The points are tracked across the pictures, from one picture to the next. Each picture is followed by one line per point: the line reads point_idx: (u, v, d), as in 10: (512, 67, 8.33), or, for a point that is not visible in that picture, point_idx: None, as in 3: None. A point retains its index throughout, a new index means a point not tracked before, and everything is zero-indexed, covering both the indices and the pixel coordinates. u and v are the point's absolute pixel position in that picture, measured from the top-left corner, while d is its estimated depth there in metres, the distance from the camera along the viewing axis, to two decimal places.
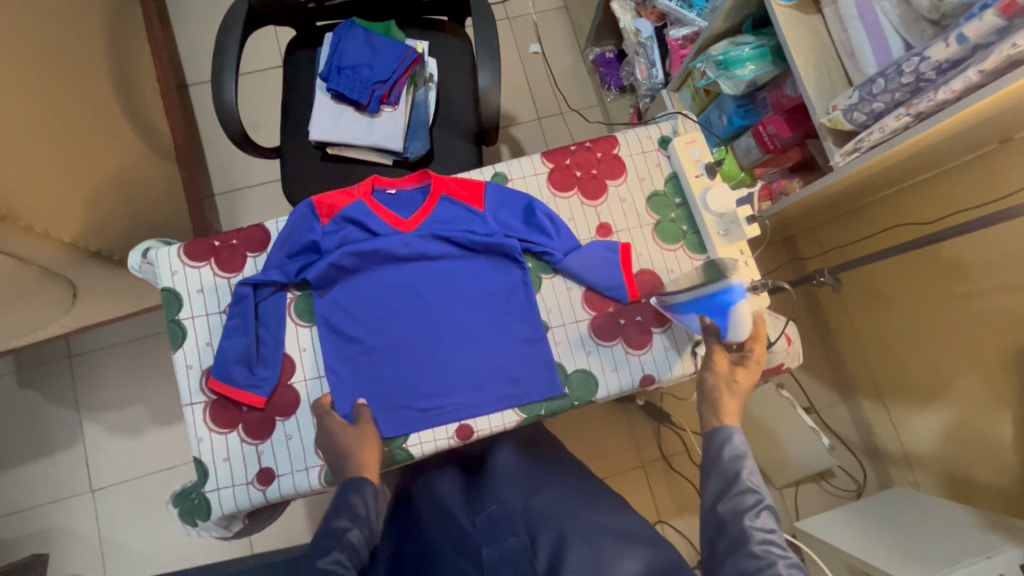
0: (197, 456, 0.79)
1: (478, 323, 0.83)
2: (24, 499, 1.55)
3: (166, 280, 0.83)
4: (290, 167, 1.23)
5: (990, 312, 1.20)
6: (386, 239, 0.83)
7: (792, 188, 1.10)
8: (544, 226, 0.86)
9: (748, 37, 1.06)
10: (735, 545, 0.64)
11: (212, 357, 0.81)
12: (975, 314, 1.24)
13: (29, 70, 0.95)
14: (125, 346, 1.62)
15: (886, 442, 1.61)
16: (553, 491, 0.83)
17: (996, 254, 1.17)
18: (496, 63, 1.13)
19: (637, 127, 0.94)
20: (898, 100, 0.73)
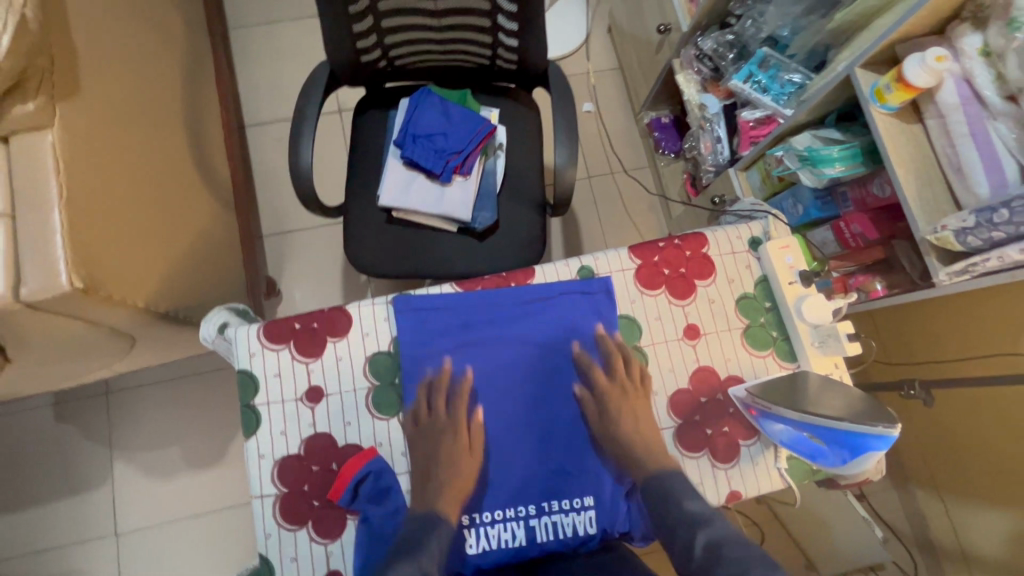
0: (264, 553, 0.75)
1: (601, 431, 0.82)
2: (49, 539, 1.51)
3: (244, 361, 0.80)
4: (355, 228, 1.23)
5: None
6: (513, 409, 0.81)
7: (871, 287, 1.05)
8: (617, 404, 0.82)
9: (834, 134, 1.04)
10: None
11: (286, 446, 0.78)
12: None
13: (118, 132, 0.96)
14: (164, 386, 1.60)
15: (941, 539, 1.53)
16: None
17: None
18: (573, 140, 1.13)
19: (727, 226, 0.91)
20: (1022, 233, 0.71)
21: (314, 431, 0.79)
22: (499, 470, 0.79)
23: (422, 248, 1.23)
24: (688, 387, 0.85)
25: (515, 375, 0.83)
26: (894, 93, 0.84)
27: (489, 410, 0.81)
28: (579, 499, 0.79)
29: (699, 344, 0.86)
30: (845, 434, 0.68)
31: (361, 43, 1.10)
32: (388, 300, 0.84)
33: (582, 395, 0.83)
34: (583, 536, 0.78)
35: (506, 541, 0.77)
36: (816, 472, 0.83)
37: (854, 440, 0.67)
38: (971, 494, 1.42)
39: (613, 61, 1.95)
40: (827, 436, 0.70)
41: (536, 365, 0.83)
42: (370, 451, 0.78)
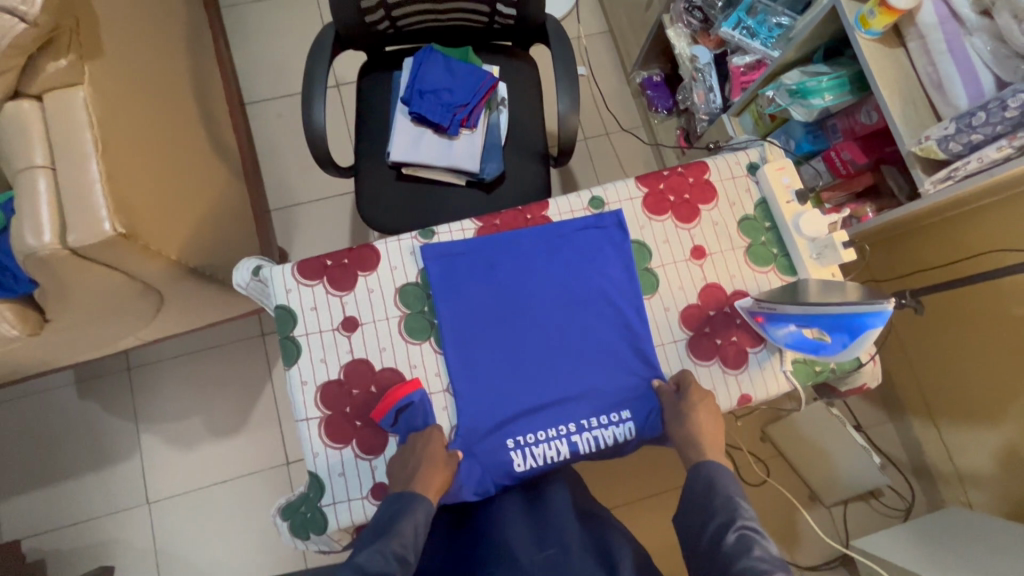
0: (314, 470, 0.81)
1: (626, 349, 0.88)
2: (82, 510, 1.56)
3: (281, 297, 0.85)
4: (367, 187, 1.27)
5: None
6: (543, 337, 0.87)
7: (863, 212, 1.13)
8: (638, 324, 0.88)
9: (822, 68, 1.10)
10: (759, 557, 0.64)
11: (327, 373, 0.84)
12: None
13: (138, 95, 0.99)
14: (184, 359, 1.64)
15: (937, 462, 1.61)
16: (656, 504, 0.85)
17: None
18: (574, 88, 1.17)
19: (725, 153, 0.97)
20: (998, 132, 0.78)
21: (352, 357, 0.84)
22: (537, 393, 0.85)
23: (433, 202, 1.28)
24: (697, 302, 0.91)
25: (544, 306, 0.88)
26: (878, 18, 0.90)
27: (518, 338, 0.87)
28: (616, 414, 0.85)
29: (706, 263, 0.92)
30: (843, 318, 0.73)
31: (364, 3, 1.14)
32: (412, 236, 0.89)
33: (610, 320, 0.89)
34: (621, 443, 0.86)
35: (550, 458, 0.83)
36: (818, 373, 0.89)
37: (854, 322, 0.73)
38: (962, 416, 1.49)
39: (603, 25, 1.99)
40: (828, 324, 0.75)
41: (560, 295, 0.89)
42: (412, 381, 0.82)
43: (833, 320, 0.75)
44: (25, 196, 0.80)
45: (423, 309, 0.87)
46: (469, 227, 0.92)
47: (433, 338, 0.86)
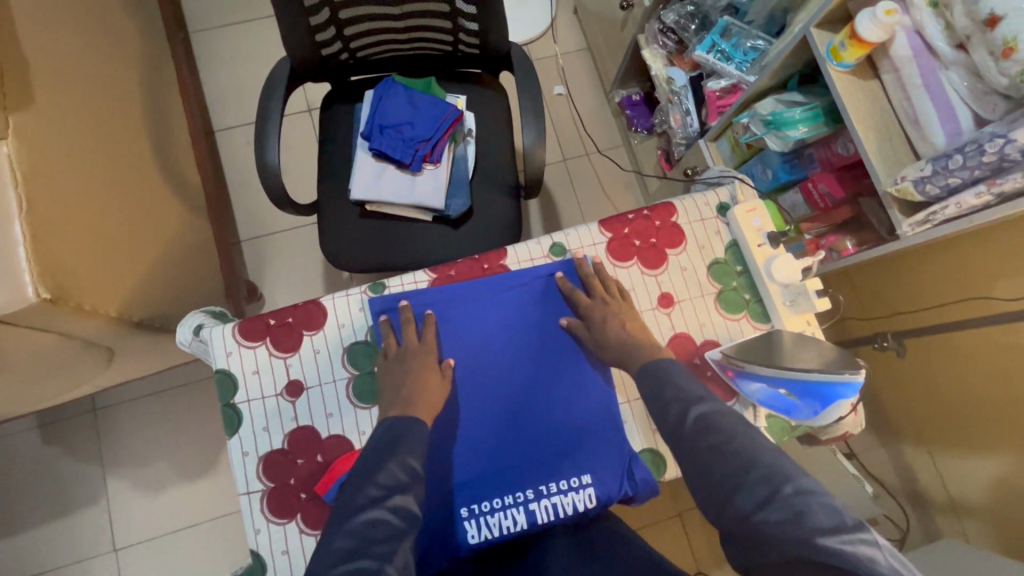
0: (255, 549, 0.76)
1: (588, 408, 0.82)
2: (46, 559, 1.50)
3: (221, 361, 0.80)
4: (329, 224, 1.22)
5: None
6: (500, 394, 0.82)
7: (843, 246, 1.08)
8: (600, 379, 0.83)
9: (797, 97, 1.05)
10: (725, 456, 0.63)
11: (270, 442, 0.79)
12: None
13: (77, 143, 0.94)
14: (151, 399, 1.59)
15: (931, 490, 1.55)
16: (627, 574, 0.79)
17: None
18: (539, 120, 1.12)
19: (694, 193, 0.92)
20: (977, 177, 0.72)
21: (297, 424, 0.79)
22: (493, 456, 0.80)
23: (398, 240, 1.23)
24: (665, 354, 0.86)
25: (502, 362, 0.83)
26: (849, 50, 0.86)
27: (474, 395, 0.81)
28: (577, 479, 0.79)
29: (674, 312, 0.87)
30: (816, 384, 0.71)
31: (319, 37, 1.09)
32: (361, 291, 0.84)
33: (570, 374, 0.83)
34: (584, 513, 0.79)
35: (507, 528, 0.78)
36: (795, 428, 0.85)
37: (819, 389, 0.71)
38: (956, 443, 1.44)
39: (581, 42, 1.94)
40: (795, 389, 0.73)
41: (517, 348, 0.83)
42: (361, 453, 0.77)
43: (805, 386, 0.72)
44: None
45: (373, 370, 0.82)
46: (423, 279, 0.87)
47: (383, 400, 0.81)
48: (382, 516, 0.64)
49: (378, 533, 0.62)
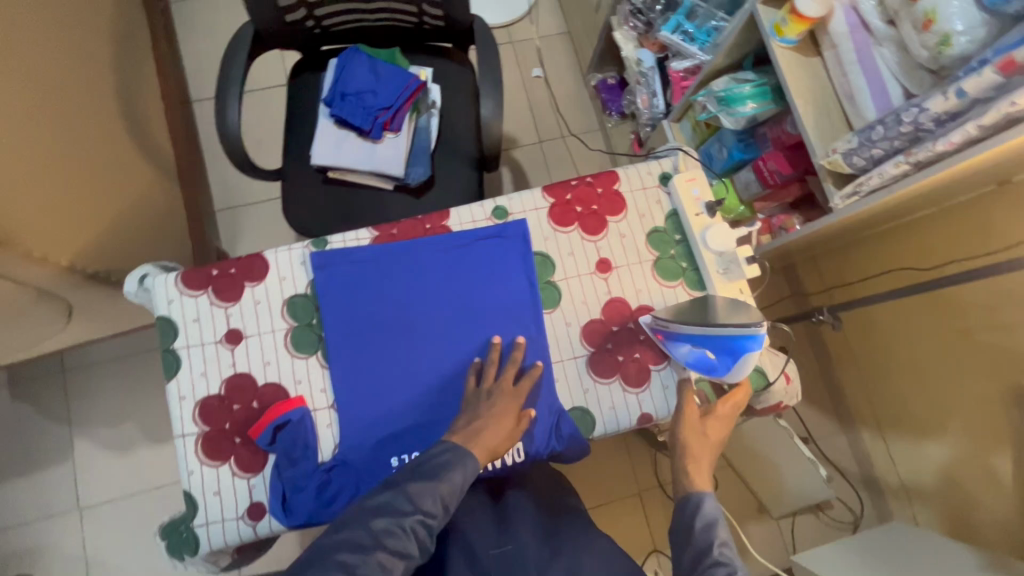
0: (188, 489, 0.78)
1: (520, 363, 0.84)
2: (11, 517, 1.52)
3: (163, 308, 0.82)
4: (291, 190, 1.24)
5: (1004, 343, 1.17)
6: (437, 349, 0.84)
7: (791, 224, 1.11)
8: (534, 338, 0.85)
9: (749, 75, 1.07)
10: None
11: (207, 387, 0.81)
12: (985, 346, 1.21)
13: (35, 95, 0.96)
14: (121, 363, 1.61)
15: (884, 474, 1.59)
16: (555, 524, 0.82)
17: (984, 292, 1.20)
18: (499, 92, 1.14)
19: (638, 163, 0.94)
20: (897, 148, 0.74)
21: (234, 371, 0.81)
22: (428, 408, 0.82)
23: (359, 207, 1.24)
24: (601, 317, 0.88)
25: (441, 318, 0.85)
26: (789, 25, 0.87)
27: (413, 349, 0.84)
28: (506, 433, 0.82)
29: (611, 277, 0.89)
30: (728, 338, 0.75)
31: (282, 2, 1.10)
32: (304, 245, 0.86)
33: (504, 331, 0.85)
34: (512, 465, 0.83)
35: None
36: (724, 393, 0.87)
37: (732, 344, 0.75)
38: (910, 428, 1.47)
39: (561, 25, 1.95)
40: (710, 347, 0.77)
41: (457, 305, 0.86)
42: (294, 400, 0.80)
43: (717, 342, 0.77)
44: None
45: (312, 321, 0.84)
46: (365, 236, 0.88)
47: (320, 352, 0.83)
48: (432, 510, 0.69)
49: (416, 519, 0.67)
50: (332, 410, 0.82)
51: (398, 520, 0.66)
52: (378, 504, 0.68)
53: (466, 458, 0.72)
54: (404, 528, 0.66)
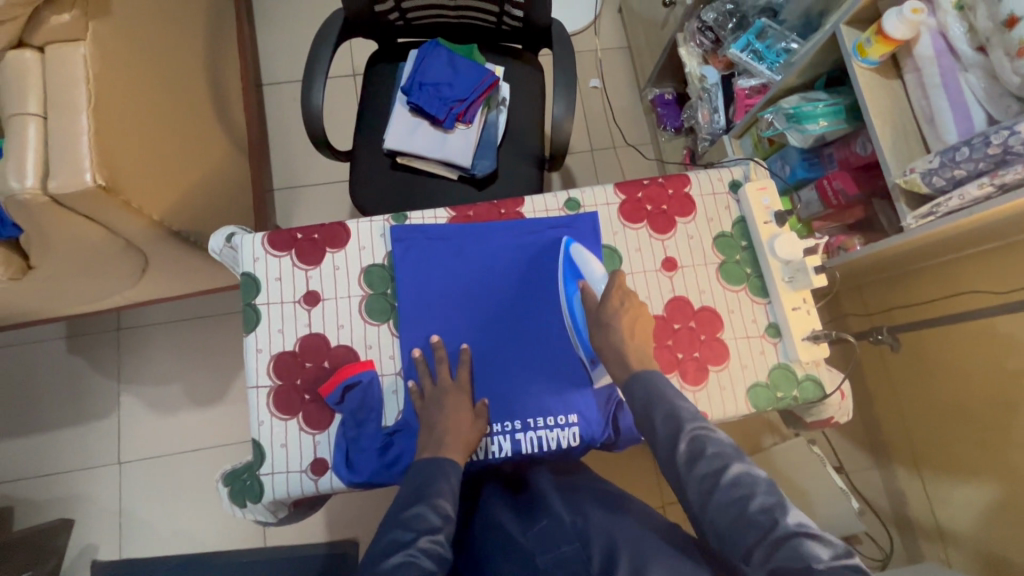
0: (257, 438, 0.81)
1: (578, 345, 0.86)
2: (56, 462, 1.58)
3: (248, 264, 0.86)
4: (360, 171, 1.29)
5: None
6: (501, 327, 0.86)
7: (851, 245, 1.10)
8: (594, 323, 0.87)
9: (821, 94, 1.09)
10: (725, 480, 0.64)
11: (282, 344, 0.84)
12: None
13: (142, 59, 1.02)
14: (173, 325, 1.67)
15: (918, 513, 1.54)
16: (589, 500, 0.81)
17: None
18: (572, 93, 1.18)
19: (709, 169, 0.96)
20: (981, 169, 0.75)
21: (309, 331, 0.85)
22: (486, 382, 0.84)
23: (422, 193, 1.28)
24: (663, 314, 0.89)
25: (506, 297, 0.88)
26: (874, 46, 0.89)
27: (476, 326, 0.86)
28: (563, 417, 0.84)
29: (676, 276, 0.91)
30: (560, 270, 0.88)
31: None
32: (384, 218, 0.90)
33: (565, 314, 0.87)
34: (566, 449, 0.84)
35: (492, 453, 0.83)
36: (779, 400, 0.87)
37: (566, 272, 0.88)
38: (950, 469, 1.41)
39: (622, 40, 1.99)
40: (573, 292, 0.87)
41: (521, 286, 0.88)
42: (363, 363, 0.83)
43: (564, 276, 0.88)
44: (14, 140, 0.83)
45: (385, 291, 0.87)
46: (442, 216, 0.92)
47: (391, 320, 0.86)
48: (433, 524, 0.69)
49: (425, 539, 0.68)
50: (398, 376, 0.84)
51: (406, 550, 0.66)
52: (386, 541, 0.68)
53: (446, 464, 0.74)
54: (415, 555, 0.66)
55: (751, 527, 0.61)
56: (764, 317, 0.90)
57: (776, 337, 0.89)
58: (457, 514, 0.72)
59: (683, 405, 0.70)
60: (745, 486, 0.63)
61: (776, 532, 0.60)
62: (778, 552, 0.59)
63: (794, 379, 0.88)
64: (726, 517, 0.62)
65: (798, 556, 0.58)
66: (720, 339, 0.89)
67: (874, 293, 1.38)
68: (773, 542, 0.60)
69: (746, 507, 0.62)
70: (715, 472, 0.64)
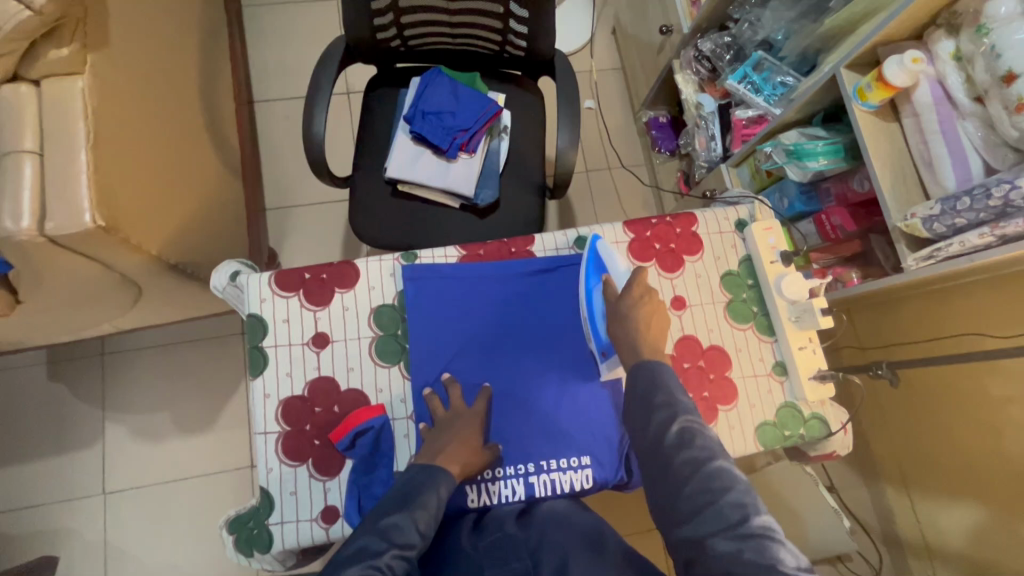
0: (266, 486, 0.80)
1: (589, 379, 0.87)
2: (36, 495, 1.52)
3: (254, 306, 0.84)
4: (360, 198, 1.27)
5: None
6: (513, 367, 0.86)
7: (849, 278, 1.13)
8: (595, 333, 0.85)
9: (820, 131, 1.11)
10: (701, 467, 0.64)
11: (291, 388, 0.83)
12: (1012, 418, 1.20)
13: (140, 88, 0.99)
14: (162, 350, 1.63)
15: (907, 531, 1.54)
16: None
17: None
18: (575, 125, 1.18)
19: (715, 207, 0.97)
20: (982, 220, 0.78)
21: (318, 374, 0.83)
22: (500, 422, 0.84)
23: (424, 222, 1.27)
24: (673, 353, 0.90)
25: (517, 334, 0.87)
26: (874, 92, 0.91)
27: (489, 366, 0.86)
28: (576, 459, 0.84)
29: (685, 315, 0.92)
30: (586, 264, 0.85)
31: (377, 21, 1.13)
32: (394, 258, 0.89)
33: (575, 350, 0.88)
34: (579, 491, 0.83)
35: (505, 497, 0.82)
36: (786, 438, 0.89)
37: (589, 265, 0.85)
38: (934, 487, 1.44)
39: (617, 63, 2.01)
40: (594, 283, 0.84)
41: (532, 322, 0.88)
42: (375, 407, 0.81)
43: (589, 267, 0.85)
44: (9, 178, 0.80)
45: (396, 332, 0.86)
46: (452, 254, 0.91)
47: (402, 362, 0.85)
48: (409, 540, 0.67)
49: (392, 553, 0.65)
50: (410, 420, 0.83)
51: (373, 560, 0.63)
52: (357, 546, 0.65)
53: (441, 478, 0.72)
54: (381, 568, 0.63)
55: (718, 518, 0.61)
56: (771, 355, 0.91)
57: (782, 375, 0.91)
58: (433, 535, 0.70)
59: (683, 399, 0.71)
60: (724, 482, 0.63)
61: (745, 528, 0.59)
62: (742, 546, 0.58)
63: (800, 418, 0.90)
64: (696, 504, 0.62)
65: (763, 555, 0.57)
66: (729, 378, 0.90)
67: (864, 323, 1.41)
68: (739, 537, 0.59)
69: (725, 503, 0.61)
70: (697, 461, 0.65)
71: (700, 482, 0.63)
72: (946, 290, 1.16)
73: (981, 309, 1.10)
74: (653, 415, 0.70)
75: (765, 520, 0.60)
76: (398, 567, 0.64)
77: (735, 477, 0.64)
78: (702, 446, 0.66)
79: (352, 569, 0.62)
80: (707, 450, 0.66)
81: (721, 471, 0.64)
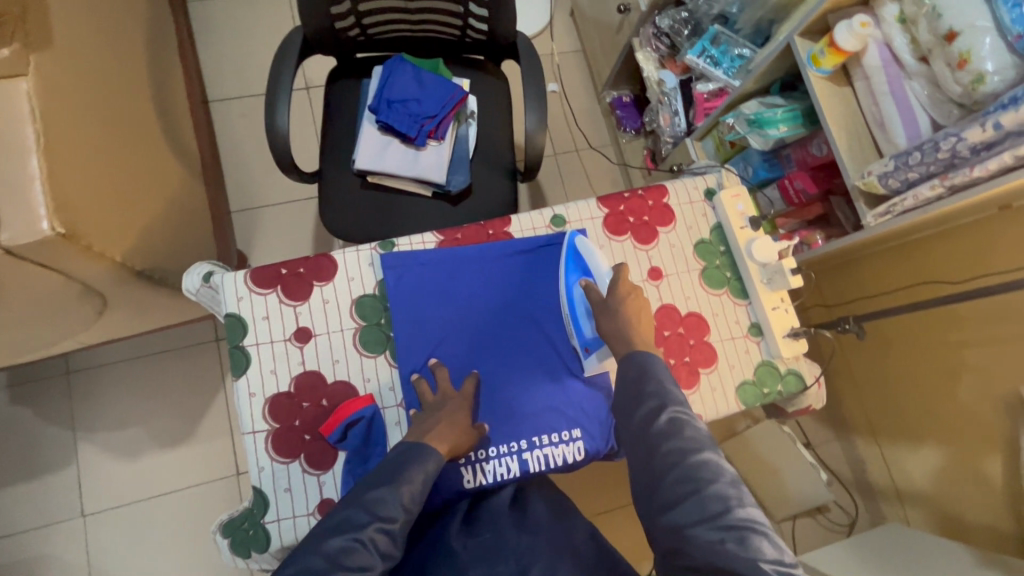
0: (258, 486, 0.79)
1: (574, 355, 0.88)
2: (9, 523, 1.46)
3: (231, 305, 0.83)
4: (329, 192, 1.25)
5: (984, 361, 1.24)
6: (501, 346, 0.87)
7: (813, 239, 1.17)
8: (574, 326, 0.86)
9: (778, 100, 1.15)
10: (687, 455, 0.67)
11: (277, 385, 0.81)
12: (968, 362, 1.28)
13: (89, 90, 0.95)
14: (131, 363, 1.57)
15: (877, 477, 1.63)
16: None
17: (979, 310, 1.23)
18: (542, 106, 1.19)
19: (685, 179, 1.00)
20: (932, 172, 0.82)
21: (303, 369, 0.82)
22: (492, 400, 0.85)
23: (397, 212, 1.26)
24: (653, 322, 0.92)
25: (500, 315, 0.88)
26: (828, 57, 0.94)
27: (476, 347, 0.86)
28: (567, 432, 0.85)
29: (663, 284, 0.94)
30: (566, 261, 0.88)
31: (334, 9, 1.11)
32: (372, 247, 0.88)
33: (559, 328, 0.89)
34: (572, 463, 0.85)
35: (501, 474, 0.83)
36: (765, 395, 0.93)
37: (569, 264, 0.87)
38: (903, 435, 1.50)
39: (577, 44, 2.02)
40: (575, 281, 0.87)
41: (515, 303, 0.89)
42: (364, 397, 0.80)
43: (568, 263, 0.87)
44: None
45: (380, 321, 0.86)
46: (430, 240, 0.91)
47: (388, 350, 0.85)
48: (392, 514, 0.67)
49: (374, 527, 0.66)
50: (401, 407, 0.83)
51: (355, 534, 0.65)
52: (340, 518, 0.66)
53: (427, 455, 0.72)
54: (363, 541, 0.64)
55: (699, 508, 0.63)
56: (746, 318, 0.95)
57: (758, 336, 0.94)
58: (417, 510, 0.70)
59: (674, 390, 0.73)
60: (710, 473, 0.65)
61: (726, 518, 0.62)
62: (724, 536, 0.61)
63: (777, 374, 0.94)
64: (680, 493, 0.65)
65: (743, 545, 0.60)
66: (708, 342, 0.93)
67: (830, 285, 1.47)
68: (721, 527, 0.62)
69: (712, 492, 0.64)
70: (684, 450, 0.67)
71: (683, 476, 0.65)
72: (904, 245, 1.23)
73: (938, 260, 1.16)
74: (642, 404, 0.72)
75: (750, 512, 0.63)
76: (381, 539, 0.66)
77: (721, 469, 0.66)
78: (690, 434, 0.69)
79: (333, 542, 0.64)
80: (693, 441, 0.68)
81: (707, 463, 0.66)
